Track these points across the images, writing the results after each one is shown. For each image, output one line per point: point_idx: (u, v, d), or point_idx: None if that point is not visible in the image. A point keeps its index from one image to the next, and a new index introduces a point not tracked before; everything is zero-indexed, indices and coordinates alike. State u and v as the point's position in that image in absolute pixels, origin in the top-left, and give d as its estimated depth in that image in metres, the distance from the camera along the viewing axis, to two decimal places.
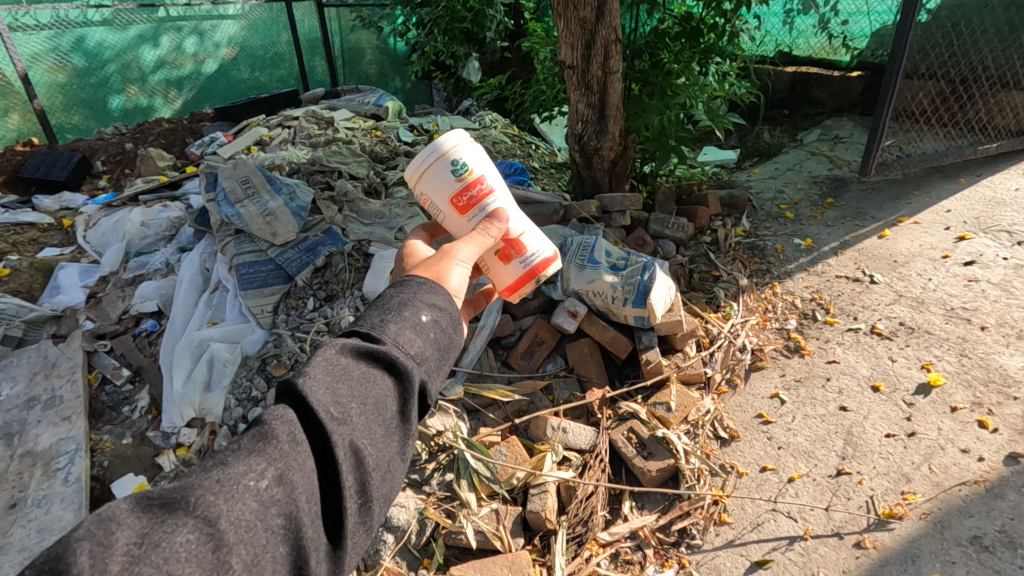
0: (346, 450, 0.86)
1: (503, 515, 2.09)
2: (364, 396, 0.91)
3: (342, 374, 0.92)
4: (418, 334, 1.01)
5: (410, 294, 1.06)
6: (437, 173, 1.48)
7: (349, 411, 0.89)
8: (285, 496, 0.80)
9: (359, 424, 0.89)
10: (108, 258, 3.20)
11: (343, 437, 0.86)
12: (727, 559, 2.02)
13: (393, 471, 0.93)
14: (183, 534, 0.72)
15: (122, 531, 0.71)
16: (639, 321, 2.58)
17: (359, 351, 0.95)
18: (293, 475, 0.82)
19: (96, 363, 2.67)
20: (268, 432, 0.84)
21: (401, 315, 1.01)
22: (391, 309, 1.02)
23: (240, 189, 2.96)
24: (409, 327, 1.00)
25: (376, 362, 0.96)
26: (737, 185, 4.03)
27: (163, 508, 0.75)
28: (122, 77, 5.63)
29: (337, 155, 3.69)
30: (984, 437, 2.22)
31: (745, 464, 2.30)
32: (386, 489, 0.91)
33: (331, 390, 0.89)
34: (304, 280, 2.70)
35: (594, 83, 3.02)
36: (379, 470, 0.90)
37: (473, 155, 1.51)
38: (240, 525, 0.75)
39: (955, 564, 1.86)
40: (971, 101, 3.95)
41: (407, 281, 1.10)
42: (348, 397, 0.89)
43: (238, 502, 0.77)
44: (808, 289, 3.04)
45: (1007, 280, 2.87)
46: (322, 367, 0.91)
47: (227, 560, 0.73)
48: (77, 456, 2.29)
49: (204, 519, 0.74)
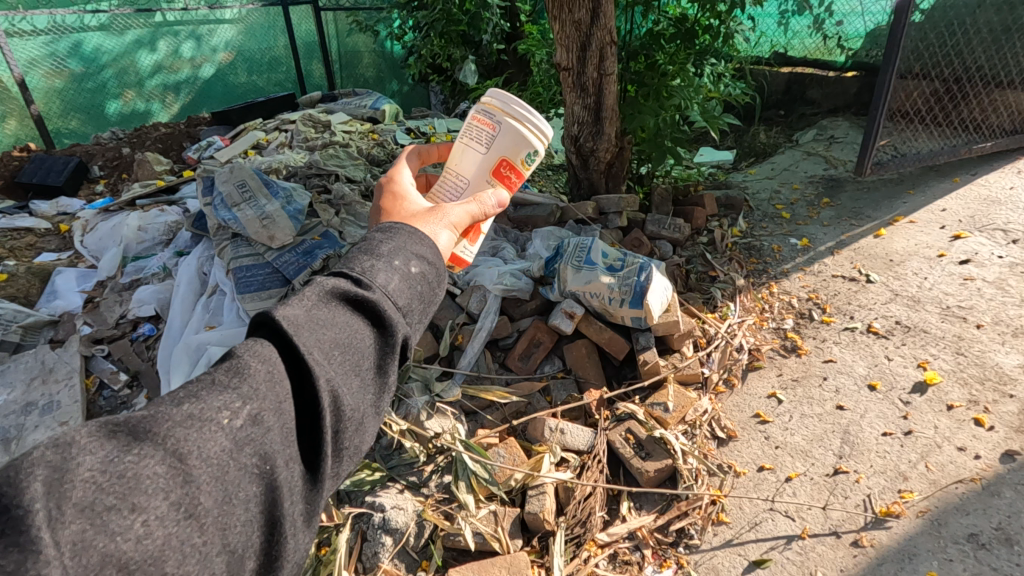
0: (326, 394, 0.81)
1: (502, 517, 2.10)
2: (348, 340, 0.86)
3: (325, 316, 0.86)
4: (405, 284, 0.96)
5: (399, 243, 1.01)
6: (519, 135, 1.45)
7: (331, 355, 0.83)
8: (260, 436, 0.73)
9: (341, 368, 0.83)
10: (106, 262, 3.20)
11: (323, 378, 0.80)
12: (724, 560, 2.02)
13: (368, 424, 0.88)
14: (150, 466, 0.65)
15: (83, 457, 0.63)
16: (636, 322, 2.59)
17: (346, 296, 0.90)
18: (270, 416, 0.75)
19: (94, 368, 2.67)
20: (243, 368, 0.77)
21: (390, 262, 0.96)
22: (379, 256, 0.96)
23: (237, 193, 2.97)
24: (398, 276, 0.95)
25: (362, 308, 0.91)
26: (733, 185, 4.05)
27: (128, 435, 0.67)
28: (119, 81, 5.65)
29: (334, 157, 3.70)
30: (980, 435, 2.23)
31: (742, 464, 2.31)
32: (360, 442, 0.86)
33: (314, 331, 0.83)
34: (301, 283, 2.69)
35: (589, 84, 3.02)
36: (357, 421, 0.85)
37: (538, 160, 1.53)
38: (212, 462, 0.69)
39: (952, 561, 1.86)
40: (965, 102, 3.98)
41: (393, 229, 1.04)
42: (330, 340, 0.84)
43: (209, 438, 0.70)
44: (804, 289, 3.04)
45: (1002, 278, 2.88)
46: (306, 307, 0.85)
47: (196, 499, 0.67)
48: None
49: (172, 453, 0.67)
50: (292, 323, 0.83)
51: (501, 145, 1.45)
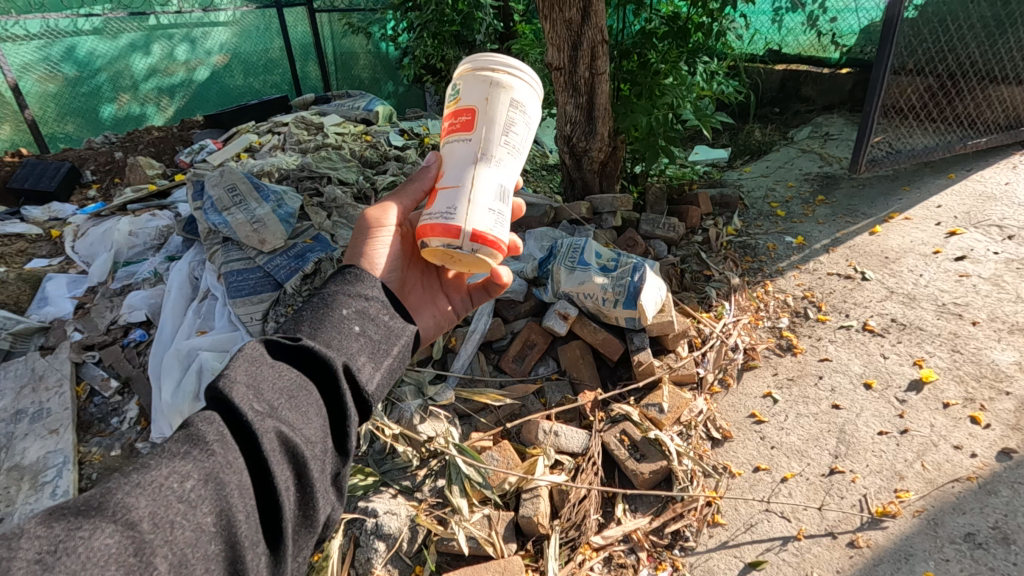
0: (278, 442, 0.83)
1: (495, 521, 2.08)
2: (293, 387, 0.91)
3: (266, 370, 0.90)
4: (339, 332, 1.05)
5: (331, 298, 1.11)
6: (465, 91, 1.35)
7: (276, 407, 0.87)
8: (214, 494, 0.75)
9: (289, 415, 0.87)
10: (97, 268, 3.18)
11: (272, 429, 0.83)
12: (720, 562, 2.00)
13: (330, 463, 0.92)
14: (103, 537, 0.66)
15: (30, 542, 0.63)
16: (630, 323, 2.57)
17: (281, 353, 0.96)
18: (223, 472, 0.77)
19: (84, 375, 2.65)
20: (194, 431, 0.79)
21: (321, 317, 1.06)
22: (310, 314, 1.07)
23: (227, 197, 2.94)
24: (329, 326, 1.05)
25: (302, 357, 0.97)
26: (728, 184, 4.04)
27: (80, 513, 0.68)
28: (113, 85, 5.63)
29: (326, 160, 3.67)
30: (977, 433, 2.21)
31: (738, 464, 2.29)
32: (325, 482, 0.89)
33: (257, 387, 0.87)
34: (292, 287, 2.68)
35: (581, 83, 3.00)
36: (317, 462, 0.87)
37: (475, 81, 1.32)
38: (165, 525, 0.70)
39: (948, 561, 1.85)
40: (960, 96, 3.97)
41: (328, 288, 1.14)
42: (273, 393, 0.88)
43: (161, 504, 0.71)
44: (799, 287, 3.03)
45: (998, 274, 2.87)
46: (241, 366, 0.89)
47: (151, 560, 0.68)
48: (65, 469, 2.29)
49: (125, 523, 0.68)
50: (231, 383, 0.86)
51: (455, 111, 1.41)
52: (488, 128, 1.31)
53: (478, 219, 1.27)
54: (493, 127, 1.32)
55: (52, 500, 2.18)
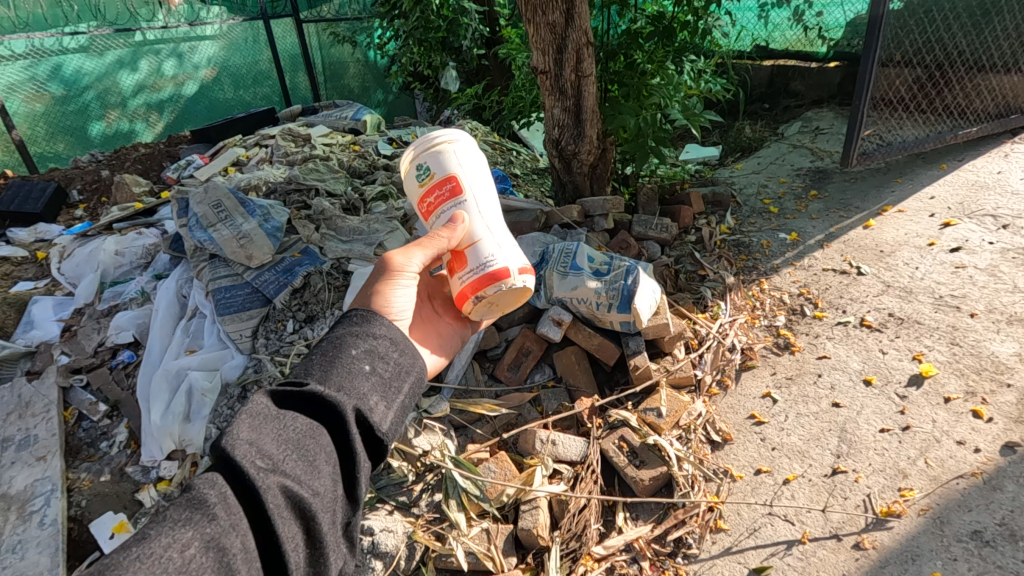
0: (285, 495, 0.86)
1: (495, 534, 2.05)
2: (298, 437, 0.93)
3: (273, 422, 0.93)
4: (351, 369, 1.03)
5: (342, 336, 1.09)
6: (412, 176, 1.62)
7: (280, 460, 0.89)
8: (217, 564, 0.78)
9: (296, 470, 0.89)
10: (83, 289, 3.12)
11: (276, 486, 0.86)
12: (724, 568, 1.96)
13: (338, 514, 0.93)
14: None
15: None
16: (625, 327, 2.54)
17: (287, 399, 0.97)
18: (225, 537, 0.80)
19: (72, 400, 2.60)
20: (200, 497, 0.82)
21: (334, 355, 1.04)
22: (320, 354, 1.05)
23: (212, 213, 2.90)
24: (337, 364, 1.03)
25: (310, 404, 0.98)
26: (720, 181, 4.02)
27: None
28: (101, 103, 5.59)
29: (313, 171, 3.63)
30: (979, 427, 2.18)
31: (739, 468, 2.26)
32: (335, 536, 0.91)
33: (261, 441, 0.89)
34: (282, 302, 2.68)
35: (568, 87, 2.97)
36: (324, 515, 0.90)
37: (433, 157, 1.58)
38: None
39: (956, 561, 1.81)
40: (948, 87, 3.95)
41: (345, 317, 1.14)
42: (278, 446, 0.90)
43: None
44: (795, 285, 3.01)
45: (994, 264, 2.85)
46: (245, 422, 0.91)
47: None
48: (53, 497, 2.24)
49: None
50: (234, 440, 0.88)
51: (415, 199, 1.65)
52: (470, 180, 1.58)
53: (511, 259, 1.53)
54: (472, 177, 1.59)
55: (40, 529, 2.14)
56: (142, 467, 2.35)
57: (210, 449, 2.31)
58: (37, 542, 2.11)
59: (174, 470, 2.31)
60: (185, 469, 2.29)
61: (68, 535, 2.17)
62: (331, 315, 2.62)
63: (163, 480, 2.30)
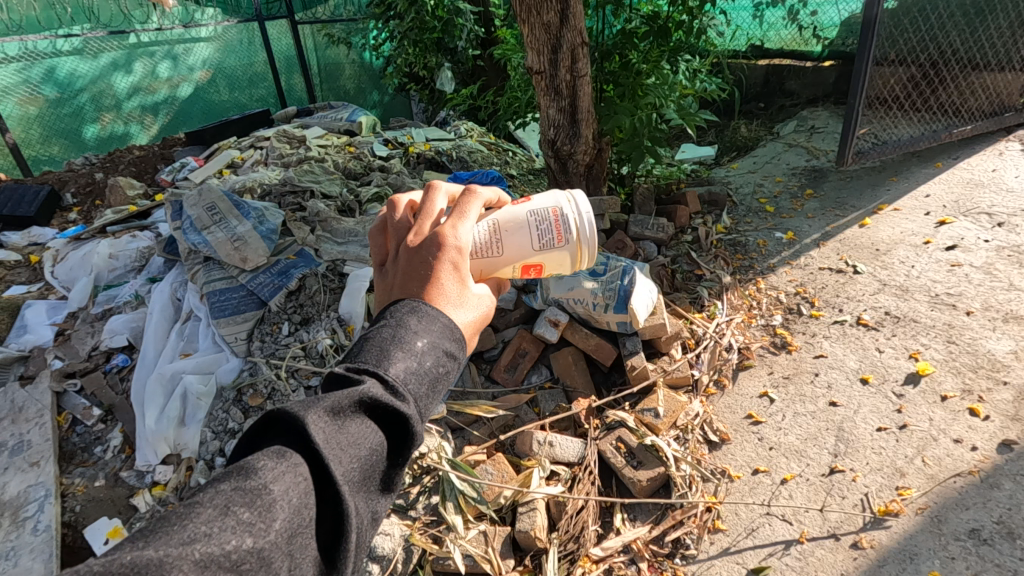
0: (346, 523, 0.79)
1: (492, 537, 2.04)
2: (370, 458, 0.83)
3: (357, 428, 0.82)
4: (433, 389, 0.92)
5: (436, 335, 0.94)
6: (564, 262, 1.37)
7: (350, 485, 0.80)
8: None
9: (359, 493, 0.82)
10: (77, 293, 3.10)
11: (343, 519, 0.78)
12: (722, 568, 1.96)
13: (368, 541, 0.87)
14: None
15: None
16: (622, 327, 2.54)
17: (374, 407, 0.85)
18: (279, 562, 0.71)
19: (66, 405, 2.58)
20: (264, 498, 0.73)
21: (423, 364, 0.91)
22: (412, 353, 0.91)
23: (206, 216, 2.89)
24: (427, 380, 0.90)
25: (390, 417, 0.87)
26: (716, 181, 4.02)
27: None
28: (96, 105, 5.57)
29: (309, 173, 3.62)
30: (976, 426, 2.18)
31: (736, 467, 2.25)
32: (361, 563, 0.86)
33: (342, 450, 0.80)
34: (277, 304, 2.67)
35: (563, 87, 2.96)
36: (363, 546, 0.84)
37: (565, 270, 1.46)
38: None
39: (954, 560, 1.81)
40: (943, 85, 3.95)
41: (430, 316, 0.95)
42: (351, 468, 0.80)
43: None
44: (791, 284, 3.01)
45: (990, 263, 2.85)
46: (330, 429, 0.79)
47: None
48: (46, 503, 2.23)
49: None
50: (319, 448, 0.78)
51: (540, 252, 1.33)
52: None
53: None
54: None
55: (33, 535, 2.14)
56: (137, 472, 2.33)
57: (205, 453, 2.31)
58: (30, 548, 2.11)
59: (169, 475, 2.30)
60: (180, 474, 2.29)
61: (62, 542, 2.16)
62: (327, 318, 2.61)
63: (158, 485, 2.29)
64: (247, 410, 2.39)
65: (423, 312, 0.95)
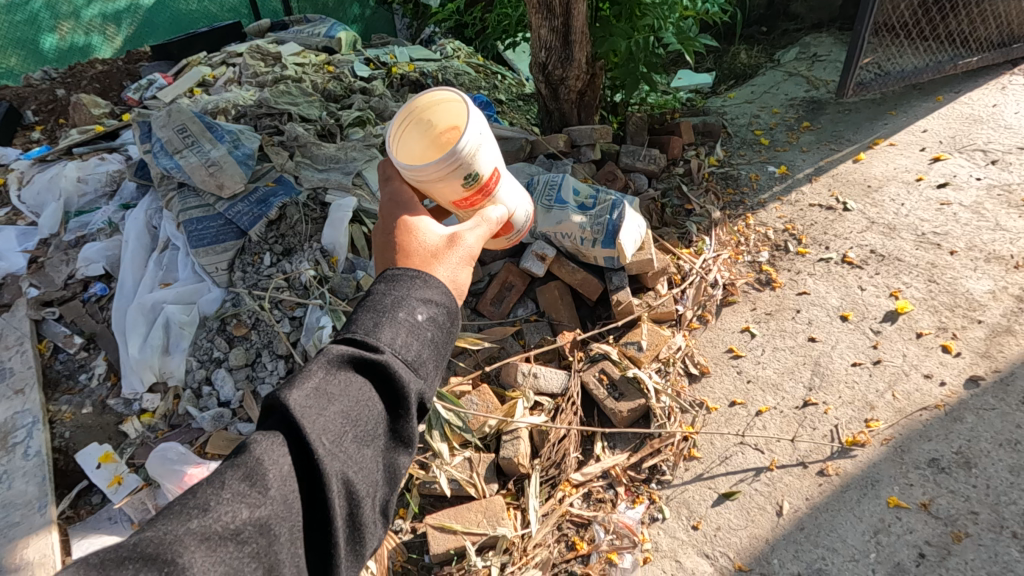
0: (339, 477, 0.87)
1: (476, 463, 2.14)
2: (358, 410, 0.91)
3: (336, 388, 0.91)
4: (415, 336, 0.99)
5: (401, 292, 1.03)
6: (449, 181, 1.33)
7: (340, 438, 0.88)
8: (263, 544, 0.79)
9: (354, 444, 0.90)
10: (46, 219, 2.95)
11: (335, 470, 0.86)
12: (695, 493, 2.06)
13: (381, 493, 0.95)
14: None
15: None
16: (609, 262, 2.53)
17: (351, 363, 0.94)
18: (275, 521, 0.81)
19: (46, 332, 2.55)
20: (256, 469, 0.82)
21: (395, 318, 0.98)
22: (381, 311, 0.99)
23: (177, 138, 2.74)
24: (402, 329, 0.98)
25: (373, 370, 0.95)
26: (711, 111, 3.88)
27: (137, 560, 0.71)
28: (52, 13, 5.11)
29: (285, 94, 3.41)
30: (947, 361, 2.23)
31: (714, 399, 2.32)
32: (377, 513, 0.94)
33: (320, 411, 0.88)
34: (258, 234, 2.60)
35: (556, 4, 2.76)
36: (371, 496, 0.91)
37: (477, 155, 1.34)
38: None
39: (912, 486, 1.91)
40: (954, 12, 3.75)
41: (398, 276, 1.06)
42: (338, 421, 0.89)
43: (212, 553, 0.75)
44: (780, 220, 2.98)
45: (979, 201, 2.83)
46: (310, 390, 0.89)
47: None
48: (35, 429, 2.26)
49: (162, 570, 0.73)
50: (301, 407, 0.87)
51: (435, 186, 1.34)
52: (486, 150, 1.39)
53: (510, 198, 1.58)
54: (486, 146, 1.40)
55: (25, 460, 2.19)
56: (124, 400, 2.36)
57: (192, 382, 2.36)
58: (23, 472, 2.16)
59: (157, 403, 2.35)
60: (168, 402, 2.34)
61: (55, 466, 2.21)
62: (310, 249, 2.57)
63: (147, 412, 2.33)
64: (232, 339, 2.43)
65: (388, 276, 1.07)
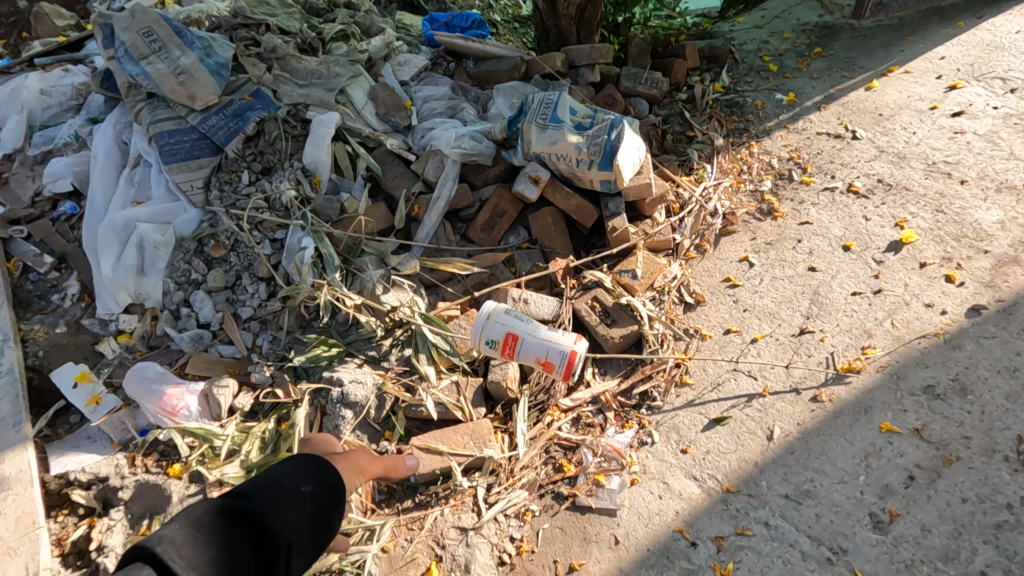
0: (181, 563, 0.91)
1: (464, 387, 2.10)
2: (219, 549, 0.99)
3: (197, 535, 1.00)
4: (292, 510, 1.12)
5: (279, 477, 1.18)
6: None
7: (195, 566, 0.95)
8: None
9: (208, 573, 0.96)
10: (8, 132, 2.74)
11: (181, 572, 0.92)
12: (685, 418, 2.03)
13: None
14: None
15: None
16: (606, 186, 2.42)
17: (218, 515, 1.04)
18: None
19: (15, 252, 2.43)
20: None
21: (277, 491, 1.14)
22: (265, 488, 1.14)
23: (142, 42, 2.43)
24: (283, 499, 1.13)
25: (240, 524, 1.05)
26: (718, 35, 3.65)
27: None
28: None
29: (263, 4, 3.07)
30: (949, 291, 2.16)
31: (708, 328, 2.27)
32: None
33: (183, 553, 0.96)
34: (235, 151, 2.44)
35: None
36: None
37: None
38: None
39: (906, 412, 1.88)
40: None
41: (280, 463, 1.23)
42: (197, 557, 0.97)
43: None
44: (786, 148, 2.85)
45: (994, 131, 2.70)
46: (177, 539, 0.99)
47: None
48: (7, 348, 2.19)
49: None
50: (164, 550, 0.96)
51: None
52: None
53: None
54: None
55: None
56: (100, 321, 2.28)
57: (170, 304, 2.31)
58: None
59: (134, 324, 2.28)
60: (146, 323, 2.28)
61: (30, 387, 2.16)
62: (291, 168, 2.44)
63: (124, 333, 2.27)
64: (211, 261, 2.34)
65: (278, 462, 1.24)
